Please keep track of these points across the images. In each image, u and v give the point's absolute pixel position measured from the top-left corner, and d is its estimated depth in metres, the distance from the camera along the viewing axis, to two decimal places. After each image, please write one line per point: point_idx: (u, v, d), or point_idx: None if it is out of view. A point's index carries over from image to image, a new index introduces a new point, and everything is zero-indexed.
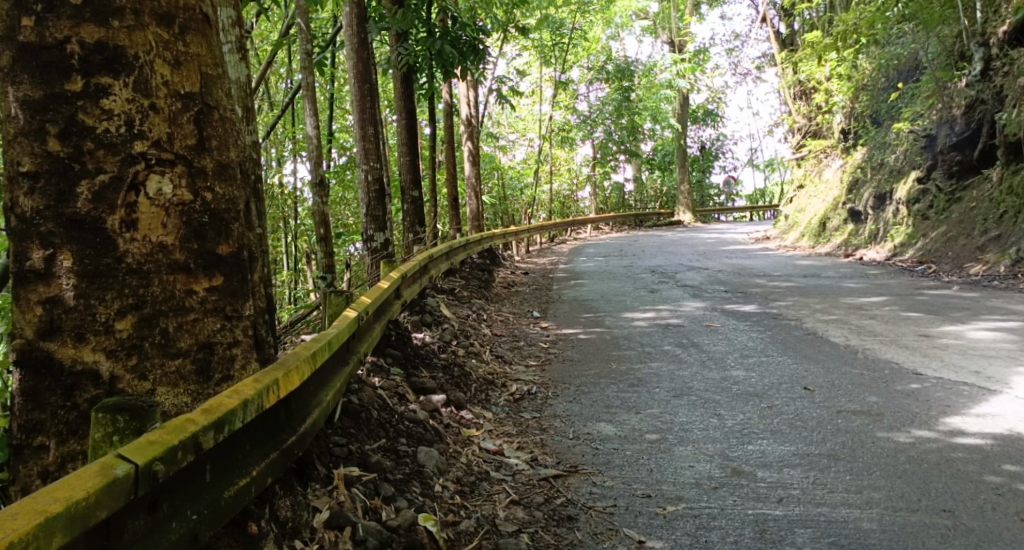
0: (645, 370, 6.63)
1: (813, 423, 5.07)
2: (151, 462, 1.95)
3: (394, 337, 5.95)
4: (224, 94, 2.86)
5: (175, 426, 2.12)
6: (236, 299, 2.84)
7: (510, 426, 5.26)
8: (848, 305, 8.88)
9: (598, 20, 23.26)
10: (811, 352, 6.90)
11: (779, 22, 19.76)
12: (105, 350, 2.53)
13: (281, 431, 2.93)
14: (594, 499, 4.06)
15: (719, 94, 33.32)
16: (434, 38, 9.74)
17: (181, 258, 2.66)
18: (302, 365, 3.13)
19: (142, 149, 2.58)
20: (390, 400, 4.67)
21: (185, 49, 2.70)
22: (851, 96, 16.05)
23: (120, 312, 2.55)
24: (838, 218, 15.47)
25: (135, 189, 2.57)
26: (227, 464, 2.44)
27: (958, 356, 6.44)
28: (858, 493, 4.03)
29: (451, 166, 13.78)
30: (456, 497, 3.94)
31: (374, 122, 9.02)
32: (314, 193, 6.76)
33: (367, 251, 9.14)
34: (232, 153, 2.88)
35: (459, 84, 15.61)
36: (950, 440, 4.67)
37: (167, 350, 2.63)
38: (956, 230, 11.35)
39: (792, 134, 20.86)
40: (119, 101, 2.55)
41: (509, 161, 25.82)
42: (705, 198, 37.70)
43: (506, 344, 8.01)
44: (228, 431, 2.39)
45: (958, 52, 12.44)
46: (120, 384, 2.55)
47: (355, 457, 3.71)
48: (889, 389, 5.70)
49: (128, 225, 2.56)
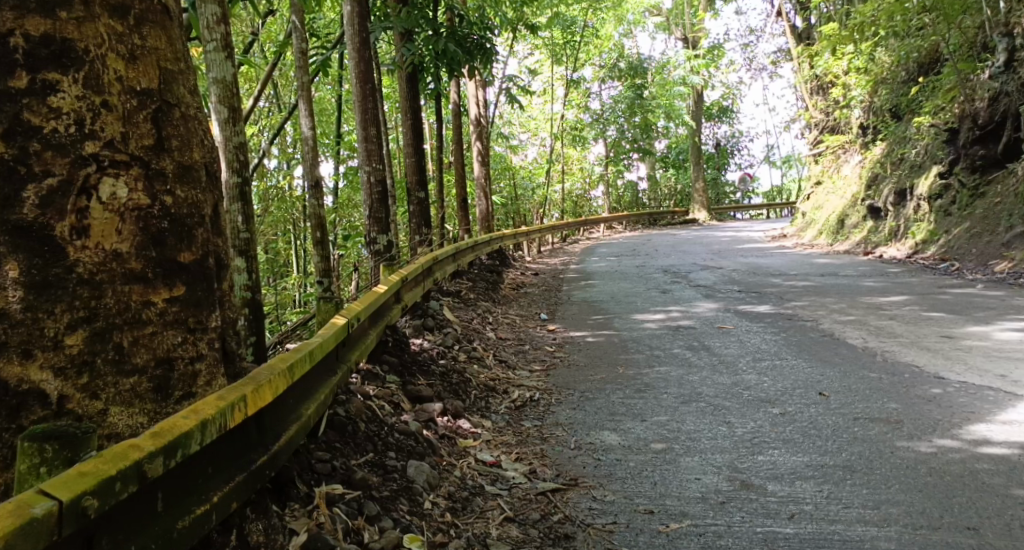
0: (652, 374, 6.40)
1: (828, 431, 4.83)
2: (79, 497, 1.85)
3: (391, 343, 5.76)
4: (186, 91, 2.73)
5: (115, 454, 2.00)
6: (199, 310, 2.70)
7: (509, 436, 5.06)
8: (867, 305, 8.62)
9: (611, 17, 23.02)
10: (827, 355, 6.66)
11: (795, 16, 19.46)
12: (54, 368, 2.34)
13: (251, 450, 2.76)
14: (593, 515, 3.85)
15: (735, 91, 32.99)
16: (439, 37, 9.60)
17: (137, 266, 2.49)
18: (277, 378, 2.95)
19: (94, 150, 2.40)
20: (382, 411, 4.48)
21: (141, 42, 2.55)
22: (870, 90, 15.65)
23: (70, 326, 2.36)
24: (857, 215, 15.17)
25: (87, 193, 2.38)
26: (183, 490, 2.28)
27: (982, 359, 6.18)
28: (876, 509, 3.80)
29: (461, 166, 13.55)
30: (446, 515, 3.74)
31: (376, 122, 8.76)
32: (310, 196, 6.57)
33: (371, 254, 8.94)
34: (196, 154, 2.74)
35: (467, 82, 15.41)
36: (974, 450, 4.42)
37: (121, 367, 2.46)
38: (979, 226, 11.07)
39: (809, 130, 20.52)
40: (68, 98, 2.35)
41: (520, 160, 25.60)
42: (721, 196, 37.41)
43: (511, 348, 7.81)
44: (182, 456, 2.23)
45: (981, 43, 12.31)
46: (70, 405, 2.36)
47: (339, 474, 3.53)
48: (909, 395, 5.44)
49: (79, 232, 2.37)
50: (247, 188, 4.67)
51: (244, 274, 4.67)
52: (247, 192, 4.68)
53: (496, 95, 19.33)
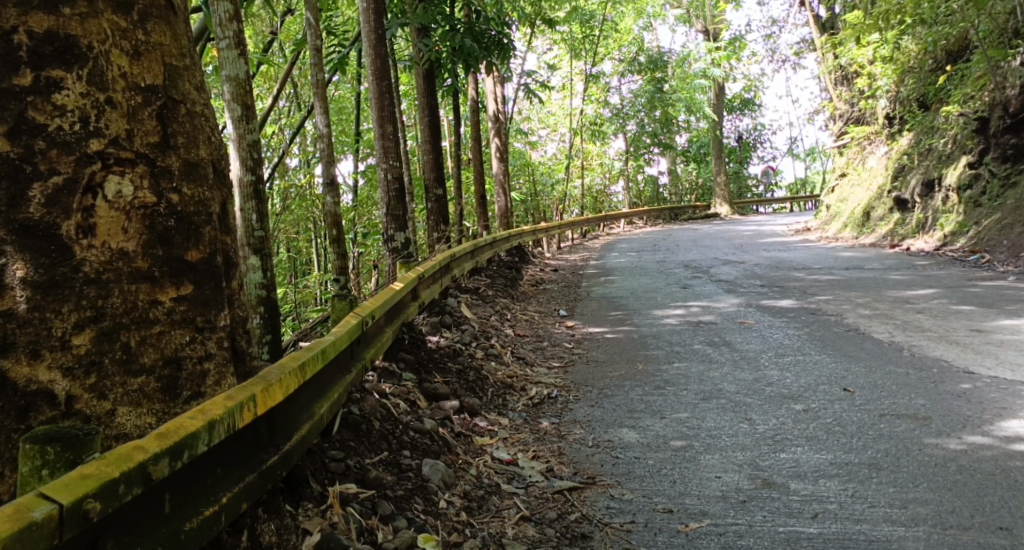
0: (671, 371, 6.33)
1: (853, 428, 4.74)
2: (80, 500, 1.83)
3: (407, 340, 5.72)
4: (191, 87, 2.70)
5: (119, 456, 1.98)
6: (208, 309, 2.68)
7: (526, 434, 5.01)
8: (894, 299, 8.48)
9: (630, 10, 22.89)
10: (852, 349, 6.55)
11: (818, 6, 19.26)
12: (62, 367, 2.30)
13: (262, 450, 2.72)
14: (611, 514, 3.79)
15: (756, 83, 32.74)
16: (456, 33, 9.54)
17: (143, 265, 2.47)
18: (288, 377, 2.91)
19: (99, 148, 2.37)
20: (397, 409, 4.45)
21: (146, 38, 2.52)
22: (896, 80, 15.39)
23: (77, 326, 2.33)
24: (883, 207, 14.97)
25: (92, 191, 2.36)
26: (191, 492, 2.25)
27: (1015, 353, 6.05)
28: (903, 508, 3.71)
29: (481, 163, 13.46)
30: (462, 514, 3.70)
31: (393, 119, 8.69)
32: (326, 194, 6.54)
33: (388, 251, 8.91)
34: (203, 151, 2.71)
35: (486, 79, 15.35)
36: (1005, 447, 4.32)
37: (129, 367, 2.43)
38: (1011, 217, 10.85)
39: (834, 121, 20.31)
40: (72, 96, 2.32)
41: (540, 156, 25.50)
42: (743, 189, 37.12)
43: (529, 344, 7.76)
44: (190, 456, 2.20)
45: (1011, 29, 12.18)
46: (78, 405, 2.33)
47: (352, 473, 3.51)
48: (938, 390, 5.33)
49: (85, 230, 2.34)
50: (261, 186, 4.63)
51: (259, 272, 4.66)
52: (261, 190, 4.65)
53: (515, 90, 19.26)
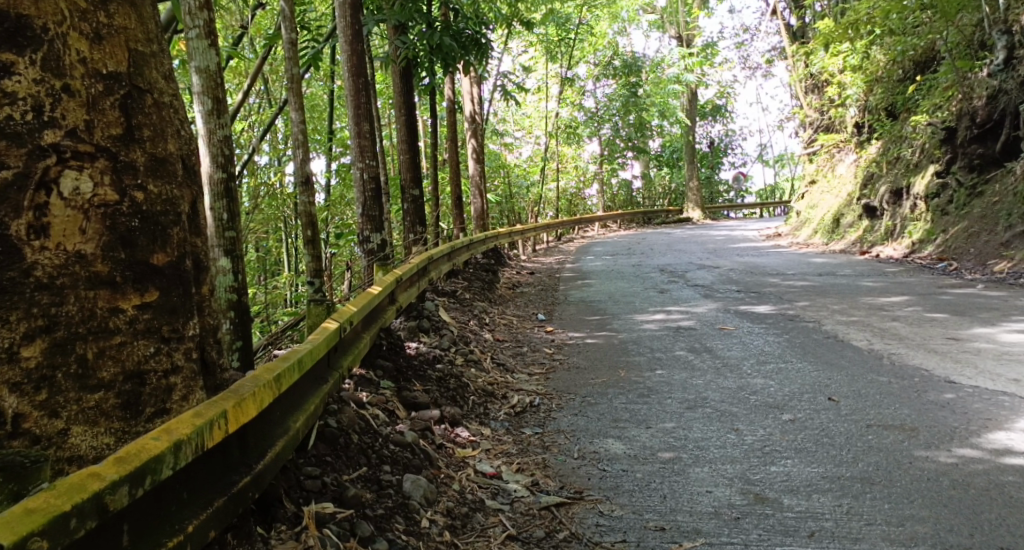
0: (654, 378, 6.17)
1: (842, 440, 4.61)
2: (24, 538, 1.66)
3: (385, 347, 5.52)
4: (158, 74, 2.49)
5: (71, 486, 1.82)
6: (175, 317, 2.46)
7: (509, 444, 4.83)
8: (869, 306, 8.41)
9: (604, 14, 22.75)
10: (833, 357, 6.44)
11: (790, 15, 19.29)
12: (9, 383, 2.08)
13: (232, 471, 2.51)
14: (601, 533, 3.62)
15: (728, 89, 32.81)
16: (433, 32, 9.28)
17: (103, 270, 2.25)
18: (262, 391, 2.71)
19: (54, 140, 2.14)
20: (376, 420, 4.24)
21: (108, 20, 2.31)
22: (865, 89, 15.33)
23: (27, 336, 2.10)
24: (852, 214, 14.99)
25: (46, 187, 2.13)
26: (154, 522, 2.06)
27: (992, 362, 5.97)
28: (900, 526, 3.58)
29: (455, 164, 13.20)
30: (445, 534, 3.52)
31: (369, 117, 8.43)
32: (300, 194, 6.31)
33: (364, 253, 8.69)
34: (171, 145, 2.50)
35: (462, 79, 15.15)
36: (997, 461, 4.21)
37: (85, 383, 2.21)
38: (977, 225, 10.86)
39: (804, 128, 20.32)
40: (24, 82, 2.09)
41: (515, 158, 25.27)
42: (714, 194, 37.33)
43: (508, 350, 7.58)
44: (153, 481, 2.02)
45: (978, 41, 12.17)
46: (26, 424, 2.10)
47: (329, 491, 3.30)
48: (922, 400, 5.22)
49: (38, 231, 2.12)
50: (233, 183, 4.40)
51: (230, 275, 4.43)
52: (233, 188, 4.41)
53: (489, 92, 18.97)
